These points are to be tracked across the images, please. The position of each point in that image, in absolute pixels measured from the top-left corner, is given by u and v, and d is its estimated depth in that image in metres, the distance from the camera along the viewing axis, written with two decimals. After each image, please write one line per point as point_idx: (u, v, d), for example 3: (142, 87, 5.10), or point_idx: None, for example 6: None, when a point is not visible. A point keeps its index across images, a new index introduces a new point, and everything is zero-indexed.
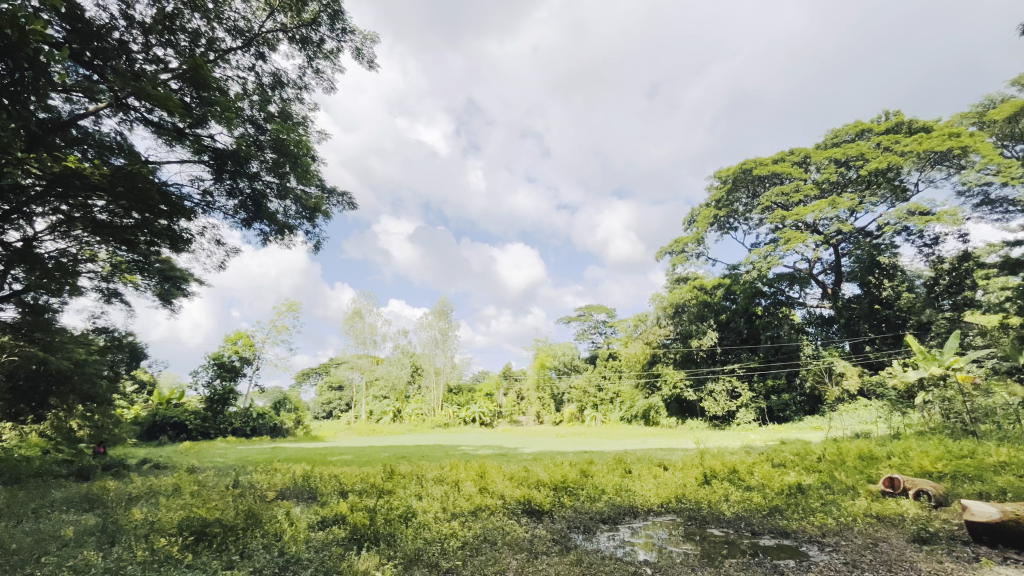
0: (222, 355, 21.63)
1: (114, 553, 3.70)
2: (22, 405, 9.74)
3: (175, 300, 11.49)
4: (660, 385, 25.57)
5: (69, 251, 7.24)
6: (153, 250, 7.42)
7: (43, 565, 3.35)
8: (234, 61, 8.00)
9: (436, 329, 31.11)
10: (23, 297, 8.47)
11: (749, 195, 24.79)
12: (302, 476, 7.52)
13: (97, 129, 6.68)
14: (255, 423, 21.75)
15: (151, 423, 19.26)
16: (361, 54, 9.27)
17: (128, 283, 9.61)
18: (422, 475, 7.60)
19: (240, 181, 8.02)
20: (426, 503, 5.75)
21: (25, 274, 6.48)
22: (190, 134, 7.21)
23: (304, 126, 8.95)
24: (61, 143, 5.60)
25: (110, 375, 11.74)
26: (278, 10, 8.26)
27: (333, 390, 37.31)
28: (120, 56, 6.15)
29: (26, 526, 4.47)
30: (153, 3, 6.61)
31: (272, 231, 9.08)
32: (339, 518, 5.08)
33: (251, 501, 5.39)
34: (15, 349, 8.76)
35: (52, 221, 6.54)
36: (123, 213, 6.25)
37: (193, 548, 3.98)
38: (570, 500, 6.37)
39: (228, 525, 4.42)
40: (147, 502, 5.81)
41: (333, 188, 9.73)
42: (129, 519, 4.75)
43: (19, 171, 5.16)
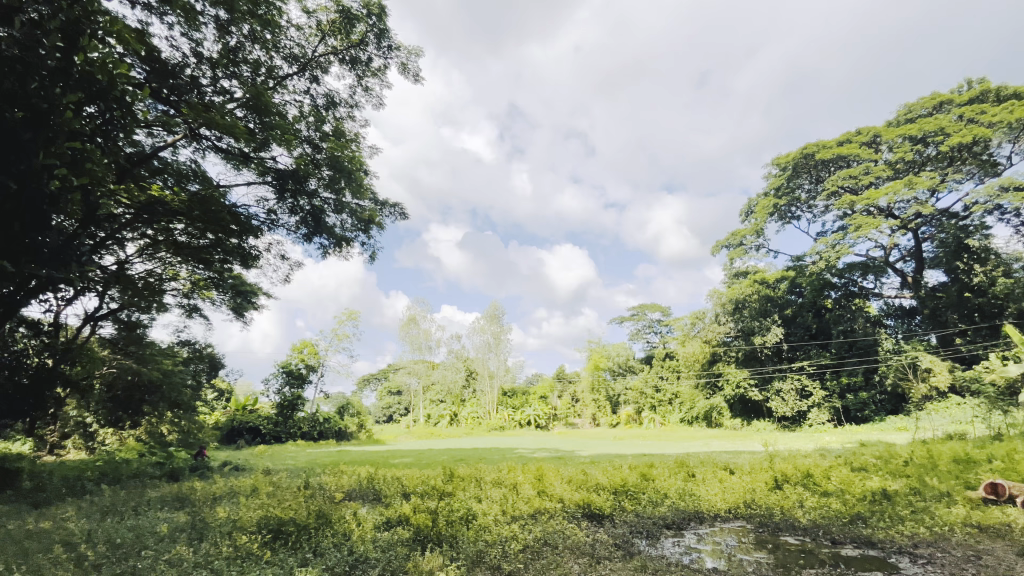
0: (290, 363, 22.96)
1: (203, 548, 3.99)
2: (121, 413, 10.53)
3: (247, 312, 12.31)
4: (722, 384, 24.48)
5: (155, 271, 7.96)
6: (227, 267, 7.99)
7: (142, 559, 3.66)
8: (290, 86, 8.53)
9: (488, 333, 31.32)
10: (118, 316, 9.37)
11: (812, 181, 23.32)
12: (366, 477, 7.86)
13: (175, 158, 7.30)
14: (323, 428, 22.80)
15: (230, 429, 20.65)
16: (407, 69, 9.59)
17: (205, 299, 10.41)
18: (480, 478, 7.70)
19: (300, 199, 8.53)
20: (486, 506, 5.80)
21: (121, 295, 7.20)
22: (254, 157, 7.75)
23: (356, 142, 9.38)
24: (146, 174, 6.24)
25: (194, 384, 12.78)
26: (329, 34, 8.78)
27: (392, 395, 38.52)
28: (192, 91, 6.72)
29: (129, 522, 4.95)
30: (219, 39, 7.19)
31: (331, 244, 9.47)
32: (402, 519, 5.25)
33: (321, 502, 5.70)
34: (113, 360, 9.94)
35: (140, 245, 7.23)
36: (199, 234, 6.87)
37: (271, 546, 4.23)
38: (631, 505, 6.21)
39: (302, 524, 4.67)
40: (229, 501, 6.24)
41: (385, 200, 10.08)
42: (215, 517, 5.13)
43: (113, 202, 5.80)
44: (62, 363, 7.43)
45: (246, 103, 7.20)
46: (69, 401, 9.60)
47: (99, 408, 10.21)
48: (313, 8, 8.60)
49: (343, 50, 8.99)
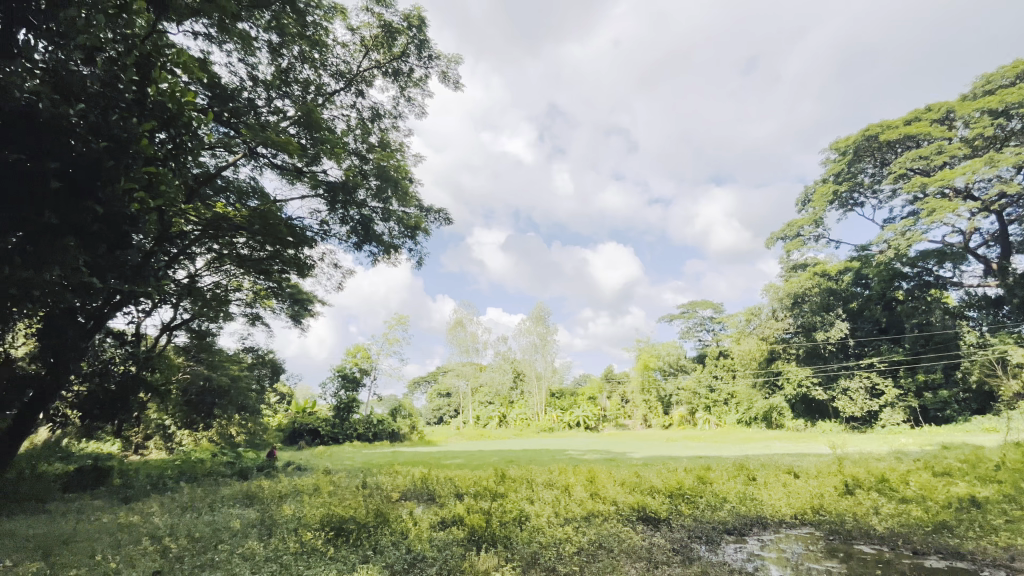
0: (345, 368, 23.96)
1: (272, 544, 4.22)
2: (195, 415, 11.20)
3: (304, 319, 12.92)
4: (782, 383, 23.28)
5: (222, 282, 8.53)
6: (285, 277, 8.42)
7: (219, 552, 3.92)
8: (338, 101, 8.91)
9: (535, 334, 31.21)
10: (189, 325, 10.06)
11: (877, 164, 21.77)
12: (420, 477, 8.05)
13: (236, 176, 7.78)
14: (377, 429, 23.57)
15: (292, 430, 21.76)
16: (447, 78, 9.78)
17: (266, 308, 11.03)
18: (532, 479, 7.68)
19: (350, 209, 8.85)
20: (539, 508, 5.79)
21: (191, 306, 7.74)
22: (307, 171, 8.15)
23: (401, 152, 9.66)
24: (210, 193, 6.70)
25: (258, 388, 13.53)
26: (372, 49, 9.12)
27: (442, 397, 39.22)
28: (249, 112, 7.14)
29: (206, 518, 5.32)
30: (272, 62, 7.65)
31: (380, 252, 9.75)
32: (457, 519, 5.34)
33: (379, 501, 5.88)
34: (187, 367, 10.76)
35: (208, 259, 7.78)
36: (259, 246, 7.31)
37: (334, 542, 4.42)
38: (688, 509, 6.00)
39: (362, 522, 4.84)
40: (294, 499, 6.57)
41: (430, 206, 10.30)
42: (282, 514, 5.42)
43: (183, 220, 6.29)
44: (144, 370, 8.07)
45: (297, 120, 7.57)
46: (150, 404, 10.41)
47: (176, 411, 11.01)
48: (356, 25, 8.96)
49: (386, 63, 9.29)
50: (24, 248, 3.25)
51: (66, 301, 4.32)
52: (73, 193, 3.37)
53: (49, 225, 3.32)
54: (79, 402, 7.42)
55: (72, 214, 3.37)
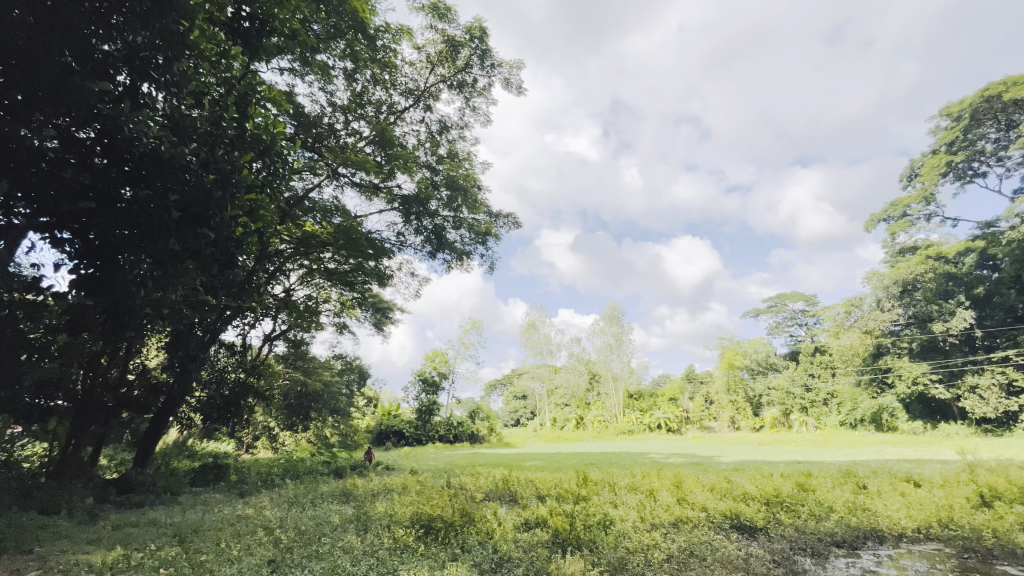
0: (424, 372, 25.00)
1: (369, 539, 4.49)
2: (295, 418, 12.28)
3: (386, 326, 13.65)
4: (893, 381, 20.91)
5: (313, 295, 9.29)
6: (367, 287, 8.98)
7: (323, 545, 4.24)
8: (408, 118, 9.38)
9: (609, 334, 30.56)
10: (287, 336, 11.00)
11: (1000, 128, 18.97)
12: (501, 479, 8.14)
13: (321, 196, 8.43)
14: (457, 431, 24.32)
15: (379, 432, 23.03)
16: (510, 84, 9.91)
17: (352, 317, 11.81)
18: (615, 483, 7.51)
19: (423, 220, 9.24)
20: (624, 512, 5.64)
21: (288, 318, 8.47)
22: (382, 187, 8.65)
23: (469, 161, 9.93)
24: (300, 213, 7.34)
25: (348, 393, 14.48)
26: (437, 64, 9.49)
27: (518, 400, 39.56)
28: (330, 136, 7.71)
29: (309, 513, 5.78)
30: (348, 87, 8.26)
31: (454, 259, 10.04)
32: (540, 521, 5.35)
33: (463, 501, 6.04)
34: (287, 373, 11.80)
35: (300, 274, 8.53)
36: (344, 260, 7.94)
37: (424, 539, 4.62)
38: (789, 518, 5.55)
39: (449, 522, 4.98)
40: (385, 497, 6.95)
41: (499, 212, 10.46)
42: (375, 511, 5.76)
43: (279, 239, 6.96)
44: (251, 377, 8.98)
45: (372, 140, 8.08)
46: (258, 408, 11.50)
47: (279, 415, 12.07)
48: (422, 43, 9.36)
49: (451, 77, 9.60)
50: (153, 272, 3.66)
51: (188, 317, 4.93)
52: (190, 221, 3.77)
53: (173, 252, 3.73)
54: (200, 407, 8.38)
55: (190, 239, 3.77)
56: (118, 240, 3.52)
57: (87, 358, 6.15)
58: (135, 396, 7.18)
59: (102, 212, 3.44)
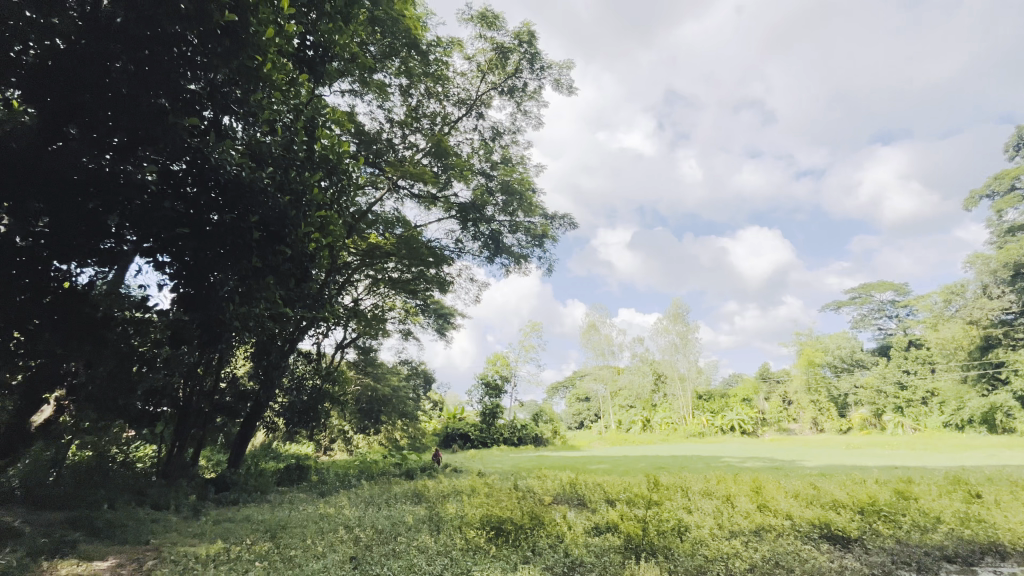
0: (487, 375, 25.37)
1: (441, 539, 4.62)
2: (367, 421, 12.88)
3: (448, 331, 13.99)
4: (1006, 376, 18.61)
5: (379, 303, 9.73)
6: (429, 294, 9.28)
7: (399, 543, 4.41)
8: (462, 127, 9.62)
9: (674, 333, 29.50)
10: (357, 343, 11.58)
11: None
12: (568, 482, 8.07)
13: (383, 209, 8.82)
14: (521, 434, 24.42)
15: (445, 435, 23.58)
16: (561, 84, 9.87)
17: (416, 324, 12.23)
18: (688, 488, 7.22)
19: (481, 226, 9.40)
20: (699, 519, 5.40)
21: (357, 326, 8.93)
22: (440, 196, 8.93)
23: (523, 164, 9.99)
24: (365, 226, 7.74)
25: (415, 397, 14.98)
26: (488, 72, 9.65)
27: (581, 402, 39.09)
28: (389, 150, 8.04)
29: (384, 512, 6.04)
30: (404, 103, 8.61)
31: (512, 263, 10.12)
32: (611, 526, 5.23)
33: (532, 504, 6.03)
34: (359, 379, 12.41)
35: (366, 284, 8.97)
36: (405, 269, 8.43)
37: (495, 541, 4.66)
38: (888, 529, 5.06)
39: (519, 524, 5.00)
40: (455, 499, 7.12)
41: (554, 213, 10.45)
42: (446, 512, 5.91)
43: (347, 252, 7.35)
44: (326, 383, 9.59)
45: (429, 151, 8.36)
46: (333, 412, 12.18)
47: (352, 418, 12.71)
48: (473, 53, 9.56)
49: (501, 83, 9.72)
50: (237, 288, 4.00)
51: (270, 328, 5.35)
52: (269, 239, 4.09)
53: (254, 269, 4.06)
54: (283, 411, 9.04)
55: (268, 255, 4.11)
56: (209, 261, 3.85)
57: (186, 369, 6.83)
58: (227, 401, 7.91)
59: (195, 237, 3.77)
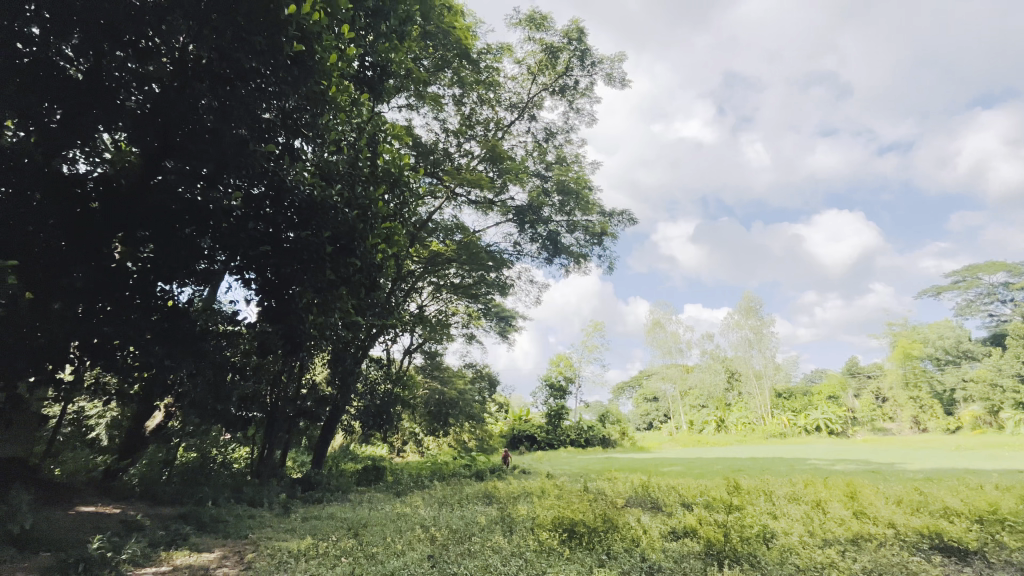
0: (551, 377, 25.32)
1: (515, 540, 4.65)
2: (436, 424, 13.26)
3: (510, 334, 14.11)
4: None
5: (443, 309, 10.00)
6: (490, 297, 9.43)
7: (474, 543, 4.50)
8: (515, 131, 9.74)
9: (746, 328, 27.93)
10: (424, 348, 11.97)
11: None
12: (641, 484, 7.84)
13: (442, 216, 9.09)
14: (588, 435, 24.06)
15: (512, 437, 23.75)
16: (613, 78, 9.68)
17: (479, 328, 12.46)
18: (772, 492, 6.78)
19: (538, 227, 9.43)
20: (787, 525, 5.05)
21: (423, 332, 9.24)
22: (497, 201, 9.08)
23: (578, 163, 9.89)
24: (426, 235, 8.02)
25: (482, 400, 15.19)
26: (539, 74, 9.67)
27: (649, 402, 37.93)
28: (445, 159, 8.30)
29: (458, 512, 6.18)
30: (457, 112, 8.84)
31: (571, 262, 10.03)
32: (689, 531, 5.02)
33: (605, 507, 5.90)
34: (427, 382, 12.80)
35: (430, 291, 9.26)
36: (467, 274, 8.68)
37: (568, 543, 4.63)
38: (1016, 542, 4.47)
39: (591, 526, 4.91)
40: (525, 500, 7.15)
41: (612, 210, 10.24)
42: (517, 513, 5.95)
43: (411, 260, 7.64)
44: (397, 387, 10.03)
45: (484, 158, 8.51)
46: (404, 415, 12.65)
47: (423, 421, 13.12)
48: (522, 57, 9.63)
49: (552, 83, 9.71)
50: (313, 300, 4.27)
51: (345, 336, 5.66)
52: (341, 253, 4.29)
53: (329, 281, 4.28)
54: (359, 414, 9.53)
55: (341, 268, 4.31)
56: (289, 276, 4.18)
57: (272, 377, 7.41)
58: (309, 405, 8.51)
59: (275, 254, 4.11)
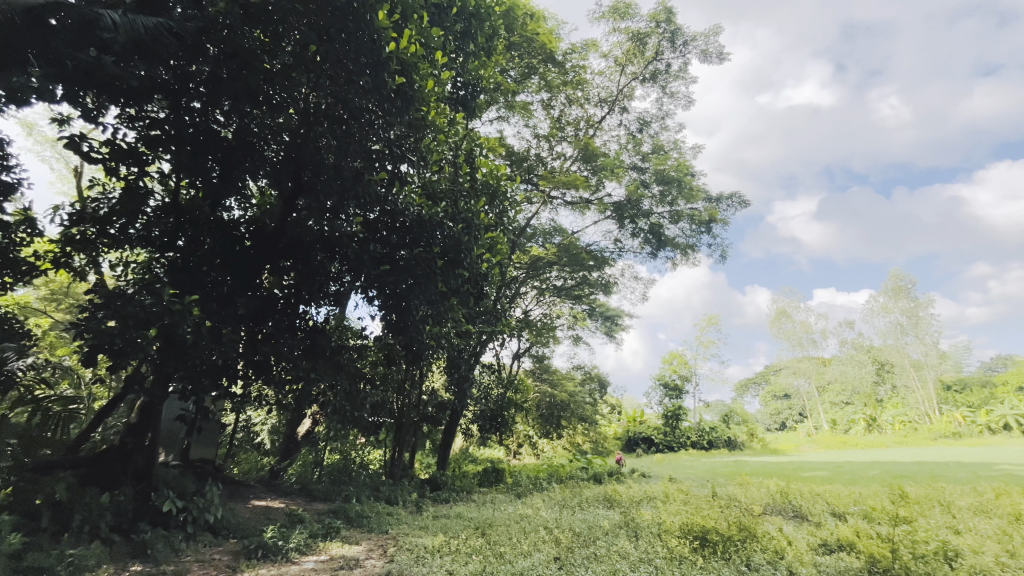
0: (665, 376, 24.25)
1: (642, 546, 4.49)
2: (550, 427, 13.38)
3: (617, 333, 13.76)
4: None
5: (547, 311, 10.09)
6: (593, 296, 9.32)
7: (600, 547, 4.43)
8: (606, 126, 9.58)
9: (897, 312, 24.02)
10: (531, 352, 12.17)
11: None
12: (778, 491, 7.13)
13: (539, 220, 9.21)
14: (711, 436, 22.49)
15: (628, 439, 23.01)
16: (709, 54, 9.06)
17: (585, 329, 12.36)
18: (951, 502, 5.74)
19: (639, 221, 9.12)
20: (975, 543, 4.24)
21: (529, 336, 9.41)
22: (593, 199, 8.98)
23: (678, 148, 9.38)
24: (526, 241, 8.18)
25: (594, 403, 14.95)
26: (627, 63, 9.40)
27: (779, 400, 34.47)
28: (538, 164, 8.41)
29: (580, 516, 6.14)
30: (547, 114, 8.93)
31: (678, 254, 9.52)
32: (844, 545, 4.44)
33: (738, 514, 5.44)
34: (537, 385, 12.99)
35: (534, 295, 9.42)
36: (569, 276, 8.68)
37: (701, 552, 4.37)
38: None
39: (727, 534, 4.56)
40: (649, 505, 6.87)
41: (719, 194, 9.55)
42: (641, 517, 5.76)
43: (514, 266, 7.85)
44: (510, 392, 10.32)
45: (577, 157, 8.47)
46: (518, 418, 12.94)
47: (536, 424, 13.30)
48: (608, 49, 9.43)
49: (642, 71, 9.39)
50: (428, 312, 4.53)
51: (459, 344, 5.96)
52: (450, 266, 4.54)
53: (440, 293, 4.57)
54: (476, 418, 9.95)
55: (451, 279, 4.57)
56: (404, 292, 4.44)
57: (397, 385, 8.06)
58: (431, 411, 9.11)
59: (393, 271, 4.39)
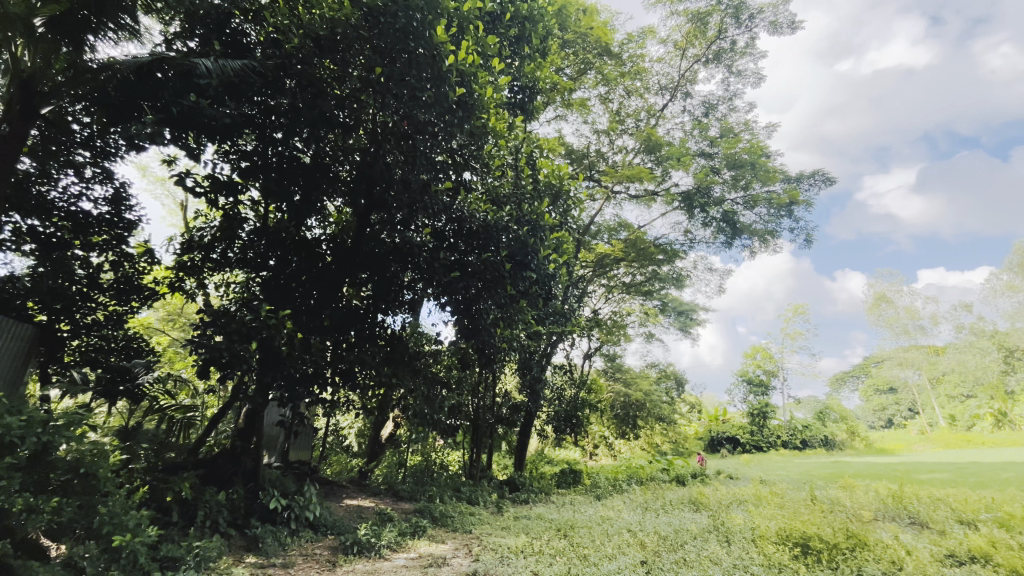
0: (747, 372, 22.94)
1: (737, 552, 4.24)
2: (626, 427, 13.07)
3: (693, 327, 13.17)
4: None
5: (617, 309, 9.90)
6: (664, 291, 9.03)
7: (689, 552, 4.26)
8: (669, 113, 9.26)
9: None
10: (603, 351, 11.98)
11: None
12: (888, 494, 6.45)
13: (604, 217, 9.08)
14: (804, 435, 20.86)
15: (710, 439, 21.87)
16: (779, 25, 8.43)
17: (658, 325, 11.97)
18: None
19: (710, 210, 8.69)
20: None
21: (601, 335, 9.28)
22: (660, 190, 8.71)
23: (749, 129, 8.83)
24: (591, 239, 8.10)
25: (672, 401, 14.39)
26: (688, 46, 9.02)
27: (883, 393, 31.21)
28: (599, 160, 8.30)
29: (666, 518, 5.94)
30: (605, 109, 8.79)
31: (756, 241, 8.95)
32: (978, 557, 3.91)
33: (844, 519, 4.97)
34: (612, 384, 12.75)
35: (602, 294, 9.29)
36: (638, 272, 8.46)
37: (804, 560, 4.06)
38: None
39: (833, 542, 4.20)
40: (740, 508, 6.50)
41: (799, 173, 8.86)
42: (733, 521, 5.45)
43: (580, 265, 7.81)
44: (583, 392, 10.22)
45: (640, 150, 8.25)
46: (593, 418, 12.77)
47: (612, 423, 13.04)
48: (667, 34, 9.10)
49: (705, 53, 8.99)
50: (498, 315, 4.63)
51: (530, 345, 6.01)
52: (518, 268, 4.61)
53: (509, 296, 4.63)
54: (551, 419, 9.95)
55: (519, 282, 4.63)
56: (473, 296, 4.53)
57: (472, 387, 8.26)
58: (505, 413, 9.23)
59: (463, 277, 4.49)
